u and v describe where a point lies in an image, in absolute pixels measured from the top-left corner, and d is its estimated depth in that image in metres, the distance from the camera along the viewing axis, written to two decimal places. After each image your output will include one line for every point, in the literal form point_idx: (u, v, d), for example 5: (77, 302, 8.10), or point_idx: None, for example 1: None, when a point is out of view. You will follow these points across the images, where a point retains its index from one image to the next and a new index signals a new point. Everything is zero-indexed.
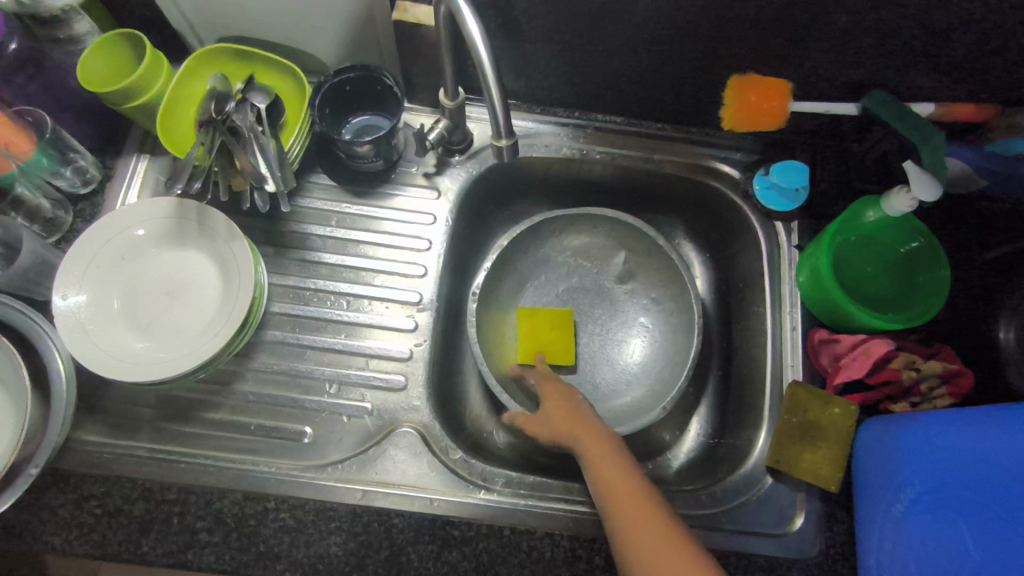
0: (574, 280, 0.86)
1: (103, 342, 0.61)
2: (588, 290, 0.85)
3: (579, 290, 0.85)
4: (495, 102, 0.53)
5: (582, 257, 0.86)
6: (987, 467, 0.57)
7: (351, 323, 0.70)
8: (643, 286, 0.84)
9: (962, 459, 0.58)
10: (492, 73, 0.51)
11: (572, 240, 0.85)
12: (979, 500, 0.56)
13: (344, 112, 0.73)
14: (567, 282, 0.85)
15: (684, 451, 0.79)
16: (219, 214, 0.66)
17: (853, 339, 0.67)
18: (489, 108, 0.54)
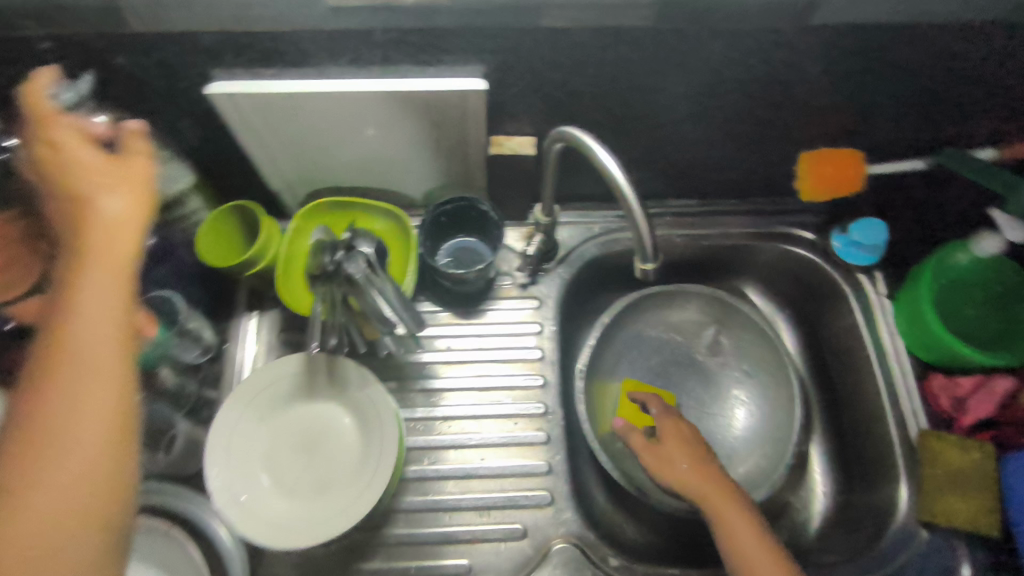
0: (666, 352, 0.88)
1: (261, 514, 0.61)
2: (680, 362, 0.87)
3: (672, 361, 0.87)
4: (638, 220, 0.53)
5: (670, 331, 0.88)
6: None
7: (485, 444, 0.70)
8: (734, 356, 0.87)
9: None
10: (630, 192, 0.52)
11: (659, 317, 0.88)
12: None
13: (439, 240, 0.76)
14: (659, 355, 0.87)
15: (818, 511, 0.79)
16: (348, 361, 0.67)
17: (974, 380, 0.70)
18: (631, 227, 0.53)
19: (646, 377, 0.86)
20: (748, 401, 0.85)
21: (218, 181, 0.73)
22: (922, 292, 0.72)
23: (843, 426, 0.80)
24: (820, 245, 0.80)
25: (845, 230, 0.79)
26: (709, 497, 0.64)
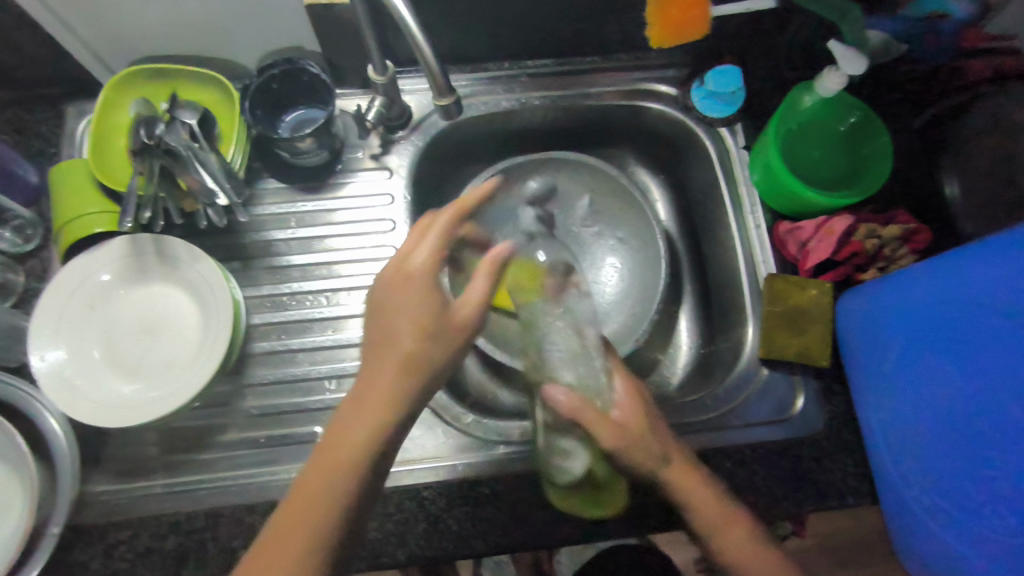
0: (542, 225, 0.87)
1: (94, 393, 0.60)
2: (556, 234, 0.86)
3: (547, 234, 0.87)
4: (432, 66, 0.57)
5: (544, 202, 0.87)
6: (977, 312, 0.54)
7: (336, 316, 0.70)
8: (609, 225, 0.86)
9: (953, 308, 0.57)
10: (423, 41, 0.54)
11: (533, 189, 0.86)
12: (968, 344, 0.55)
13: (276, 111, 0.72)
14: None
15: (681, 364, 0.82)
16: (176, 240, 0.65)
17: (816, 221, 0.70)
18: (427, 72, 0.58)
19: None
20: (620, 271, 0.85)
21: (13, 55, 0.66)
22: (771, 136, 0.71)
23: (707, 282, 0.82)
24: (680, 99, 0.78)
25: (702, 81, 0.76)
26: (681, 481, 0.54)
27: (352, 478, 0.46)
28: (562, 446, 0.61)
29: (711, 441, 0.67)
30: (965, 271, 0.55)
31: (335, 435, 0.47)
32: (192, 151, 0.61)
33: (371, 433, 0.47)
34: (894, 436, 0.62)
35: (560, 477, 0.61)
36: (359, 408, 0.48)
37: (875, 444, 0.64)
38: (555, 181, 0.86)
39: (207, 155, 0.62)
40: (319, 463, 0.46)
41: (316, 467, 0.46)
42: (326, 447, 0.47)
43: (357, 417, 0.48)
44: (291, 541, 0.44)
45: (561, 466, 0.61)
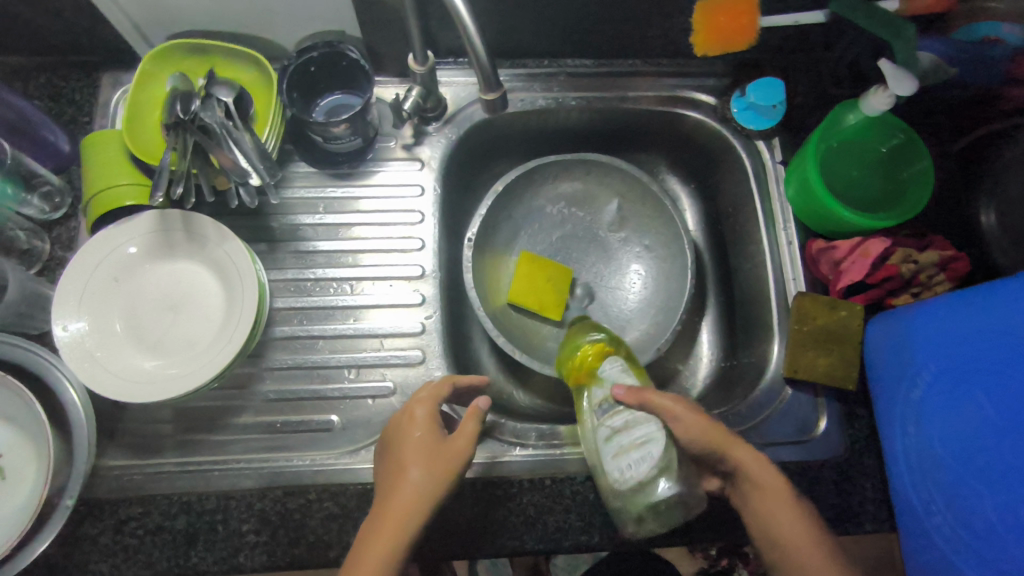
0: (568, 227, 0.86)
1: (114, 367, 0.59)
2: (581, 237, 0.86)
3: (571, 235, 0.86)
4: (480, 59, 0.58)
5: (572, 204, 0.86)
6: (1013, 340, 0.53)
7: (359, 306, 0.69)
8: (636, 229, 0.85)
9: (988, 336, 0.55)
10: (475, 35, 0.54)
11: (561, 189, 0.85)
12: (1000, 372, 0.54)
13: (312, 94, 0.71)
14: (561, 230, 0.86)
15: (701, 377, 0.81)
16: (205, 218, 0.64)
17: (851, 242, 0.69)
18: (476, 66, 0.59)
19: (545, 251, 0.85)
20: (643, 276, 0.84)
21: (53, 21, 0.66)
22: (807, 152, 0.70)
23: (732, 295, 0.81)
24: (718, 109, 0.77)
25: (743, 92, 0.75)
26: (747, 469, 0.53)
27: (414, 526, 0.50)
28: (630, 440, 0.54)
29: None
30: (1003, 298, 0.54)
31: (387, 513, 0.50)
32: (226, 129, 0.61)
33: (415, 498, 0.51)
34: (916, 463, 0.60)
35: (636, 474, 0.53)
36: (401, 480, 0.52)
37: (897, 470, 0.63)
38: (584, 182, 0.85)
39: (241, 134, 0.62)
40: (388, 526, 0.50)
41: (372, 536, 0.49)
42: (385, 511, 0.51)
43: (400, 484, 0.52)
44: (364, 570, 0.47)
45: (639, 460, 0.53)
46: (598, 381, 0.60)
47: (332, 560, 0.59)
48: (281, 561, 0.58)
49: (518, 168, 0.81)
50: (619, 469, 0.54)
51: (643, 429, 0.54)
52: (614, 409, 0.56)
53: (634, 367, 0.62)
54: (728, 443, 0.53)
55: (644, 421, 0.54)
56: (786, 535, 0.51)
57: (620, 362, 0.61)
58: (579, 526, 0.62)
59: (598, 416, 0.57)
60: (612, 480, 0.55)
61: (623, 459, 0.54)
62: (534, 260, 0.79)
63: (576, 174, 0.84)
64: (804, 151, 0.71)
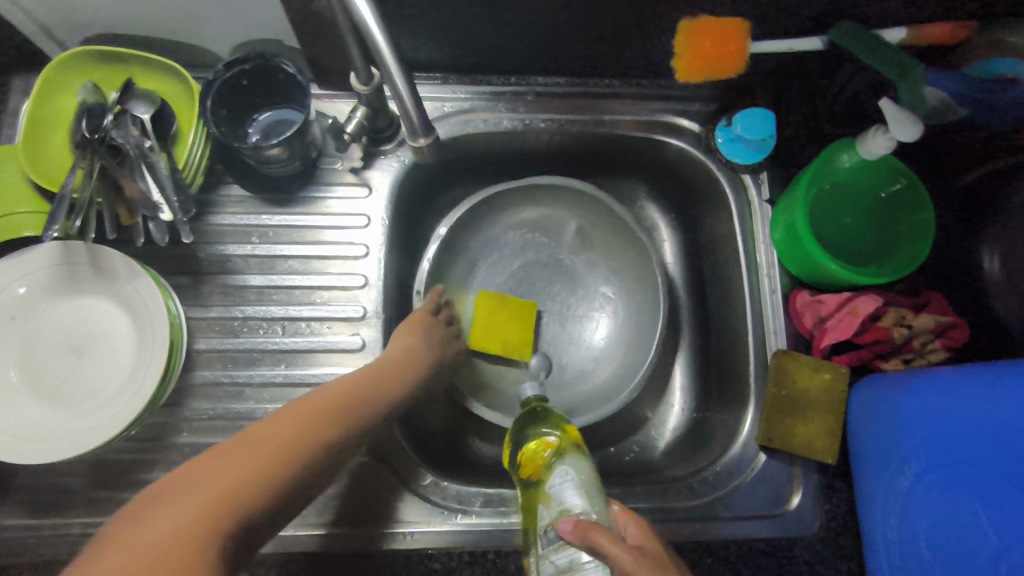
0: (530, 253, 0.79)
1: (3, 421, 0.53)
2: (544, 264, 0.79)
3: (534, 262, 0.79)
4: (405, 96, 0.49)
5: (535, 229, 0.79)
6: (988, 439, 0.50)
7: (292, 350, 0.63)
8: (602, 254, 0.78)
9: (966, 434, 0.51)
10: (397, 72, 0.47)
11: (523, 213, 0.79)
12: (981, 475, 0.50)
13: (246, 110, 0.63)
14: (523, 257, 0.79)
15: (670, 428, 0.74)
16: (114, 251, 0.57)
17: (839, 297, 0.62)
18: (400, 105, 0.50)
19: (506, 283, 0.78)
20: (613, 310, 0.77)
21: None
22: (797, 195, 0.63)
23: (710, 341, 0.74)
24: (703, 139, 0.70)
25: (730, 122, 0.68)
26: None
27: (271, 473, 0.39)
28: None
29: (693, 533, 0.60)
30: (980, 394, 0.51)
31: (231, 444, 0.41)
32: (140, 152, 0.55)
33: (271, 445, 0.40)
34: (898, 560, 0.55)
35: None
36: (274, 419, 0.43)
37: (875, 560, 0.57)
38: (548, 205, 0.78)
39: (156, 158, 0.55)
40: (225, 457, 0.39)
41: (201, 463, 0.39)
42: (232, 444, 0.40)
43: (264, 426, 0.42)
44: (164, 515, 0.34)
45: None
46: (547, 499, 0.52)
47: None
48: None
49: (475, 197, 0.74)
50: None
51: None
52: (558, 544, 0.48)
53: (590, 474, 0.52)
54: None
55: (593, 563, 0.45)
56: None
57: (572, 473, 0.51)
58: None
59: (543, 546, 0.50)
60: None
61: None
62: (491, 301, 0.73)
63: (538, 198, 0.77)
64: (794, 193, 0.64)
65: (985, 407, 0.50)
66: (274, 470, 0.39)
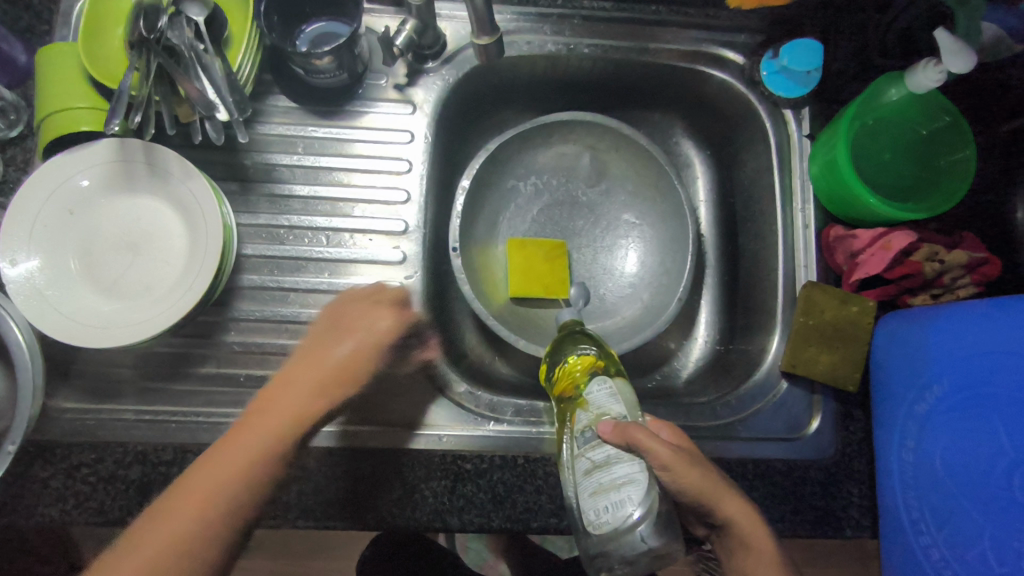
0: (546, 197, 0.80)
1: (66, 308, 0.55)
2: (565, 203, 0.80)
3: (554, 205, 0.80)
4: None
5: (551, 174, 0.80)
6: (1004, 360, 0.51)
7: (334, 259, 0.65)
8: (618, 183, 0.80)
9: (986, 358, 0.52)
10: None
11: (537, 161, 0.79)
12: (1000, 395, 0.51)
13: (295, 19, 0.64)
14: (540, 203, 0.80)
15: (693, 359, 0.76)
16: (168, 151, 0.59)
17: (872, 233, 0.63)
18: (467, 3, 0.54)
19: (531, 232, 0.79)
20: (639, 235, 0.79)
21: None
22: (839, 131, 0.63)
23: (738, 276, 0.76)
24: (747, 71, 0.69)
25: (776, 54, 0.67)
26: (742, 524, 0.50)
27: (246, 487, 0.48)
28: (610, 478, 0.50)
29: (713, 451, 0.62)
30: (997, 322, 0.52)
31: (209, 464, 0.49)
32: (195, 52, 0.55)
33: (237, 474, 0.48)
34: (911, 480, 0.57)
35: (612, 519, 0.49)
36: (242, 436, 0.50)
37: (887, 484, 0.59)
38: (564, 142, 0.78)
39: (211, 59, 0.56)
40: (211, 471, 0.48)
41: (184, 484, 0.48)
42: (208, 462, 0.49)
43: (239, 441, 0.50)
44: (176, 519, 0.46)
45: (617, 503, 0.49)
46: (583, 403, 0.56)
47: (291, 523, 0.56)
48: None
49: (510, 130, 0.75)
50: (594, 510, 0.50)
51: (626, 470, 0.50)
52: (596, 442, 0.52)
53: (625, 387, 0.56)
54: (719, 495, 0.50)
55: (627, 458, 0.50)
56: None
57: (609, 384, 0.56)
58: (549, 509, 0.59)
59: (578, 446, 0.53)
60: (586, 520, 0.51)
61: (601, 499, 0.50)
62: (524, 248, 0.75)
63: (552, 139, 0.78)
64: (835, 129, 0.64)
65: (1001, 334, 0.51)
66: (257, 476, 0.49)
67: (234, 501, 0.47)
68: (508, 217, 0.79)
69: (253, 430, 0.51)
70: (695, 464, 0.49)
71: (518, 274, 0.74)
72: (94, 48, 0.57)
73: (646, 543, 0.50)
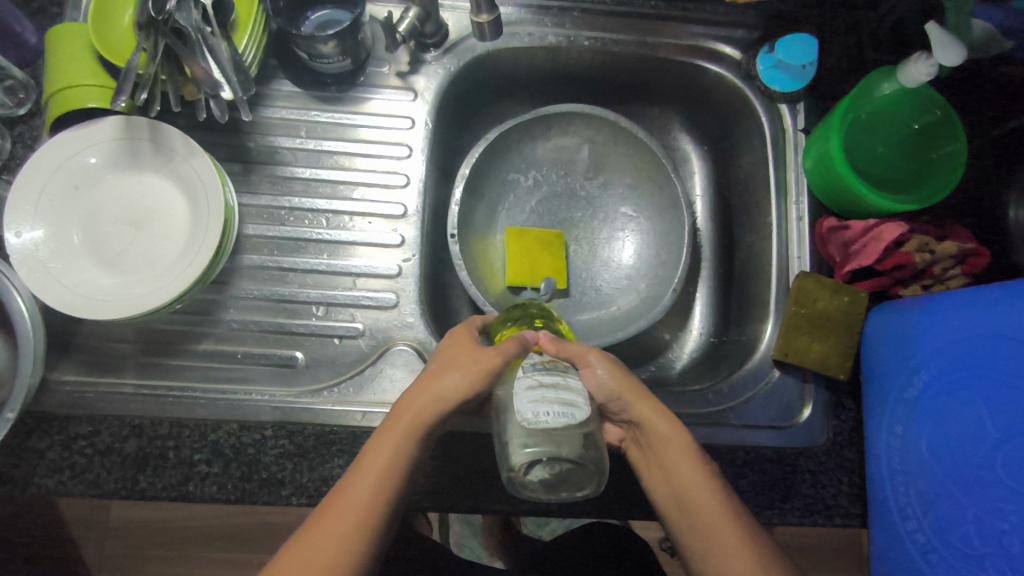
0: (545, 190, 0.81)
1: (68, 280, 0.56)
2: (563, 196, 0.81)
3: (552, 196, 0.81)
4: None
5: (550, 167, 0.81)
6: (990, 344, 0.52)
7: (334, 241, 0.66)
8: (616, 176, 0.81)
9: (972, 342, 0.53)
10: None
11: (536, 153, 0.80)
12: (983, 377, 0.51)
13: (301, 6, 0.66)
14: (539, 195, 0.81)
15: (687, 349, 0.77)
16: (173, 130, 0.60)
17: (865, 224, 0.64)
18: None
19: (529, 222, 0.80)
20: (636, 228, 0.80)
21: None
22: (833, 124, 0.64)
23: (732, 269, 0.76)
24: (743, 65, 0.71)
25: (772, 48, 0.69)
26: (654, 426, 0.54)
27: (376, 518, 0.48)
28: (557, 394, 0.45)
29: (704, 436, 0.63)
30: (981, 308, 0.53)
31: (343, 495, 0.49)
32: (201, 34, 0.56)
33: (378, 481, 0.49)
34: (898, 465, 0.57)
35: (550, 423, 0.44)
36: (371, 459, 0.50)
37: (876, 469, 0.59)
38: (562, 135, 0.79)
39: (217, 42, 0.57)
40: (341, 502, 0.48)
41: (329, 508, 0.49)
42: (328, 509, 0.48)
43: (366, 465, 0.50)
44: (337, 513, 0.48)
45: (560, 412, 0.44)
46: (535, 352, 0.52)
47: (284, 499, 0.57)
48: (230, 494, 0.56)
49: (511, 119, 0.76)
50: (532, 410, 0.45)
51: (574, 386, 0.47)
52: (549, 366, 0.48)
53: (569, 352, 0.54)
54: (630, 398, 0.54)
55: (580, 386, 0.47)
56: (684, 484, 0.52)
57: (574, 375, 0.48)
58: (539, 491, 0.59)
59: (524, 369, 0.48)
60: (519, 420, 0.45)
61: (541, 405, 0.45)
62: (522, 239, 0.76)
63: (552, 131, 0.79)
64: (829, 122, 0.65)
65: (983, 318, 0.52)
66: (385, 493, 0.49)
67: (380, 510, 0.49)
68: (506, 209, 0.80)
69: (384, 446, 0.50)
70: (618, 365, 0.55)
71: (514, 263, 0.75)
72: (103, 27, 0.58)
73: (568, 454, 0.46)
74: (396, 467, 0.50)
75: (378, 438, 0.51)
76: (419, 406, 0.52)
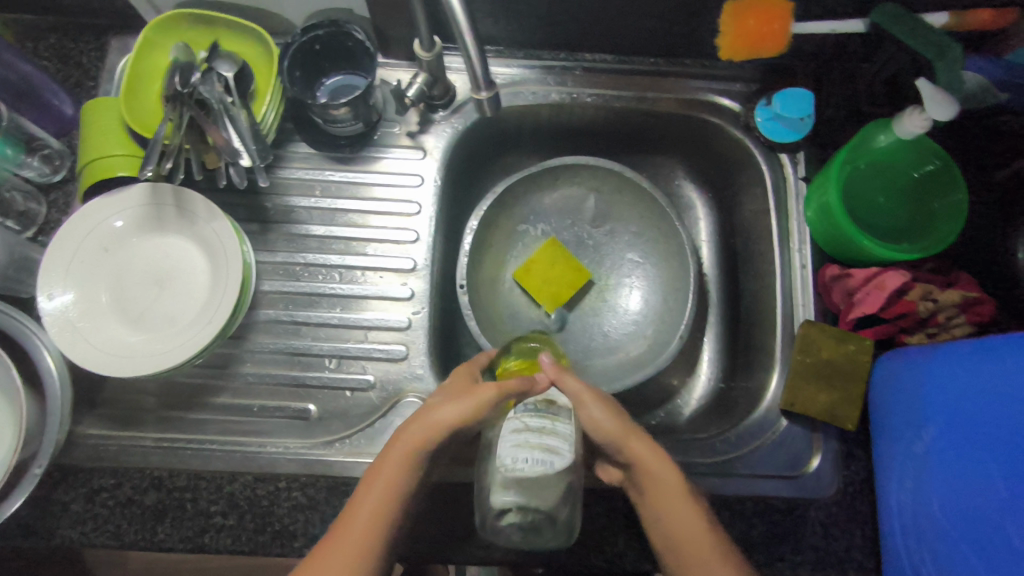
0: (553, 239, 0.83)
1: (95, 338, 0.59)
2: (570, 243, 0.83)
3: None
4: (471, 51, 0.56)
5: (557, 217, 0.83)
6: (990, 402, 0.52)
7: (347, 295, 0.69)
8: (621, 224, 0.82)
9: (974, 399, 0.53)
10: (467, 33, 0.54)
11: (543, 204, 0.83)
12: (984, 435, 0.51)
13: (316, 74, 0.70)
14: None
15: (696, 396, 0.77)
16: (196, 195, 0.64)
17: (867, 272, 0.64)
18: (466, 57, 0.57)
19: None
20: (642, 275, 0.81)
21: None
22: (831, 176, 0.65)
23: (738, 315, 0.77)
24: (742, 117, 0.73)
25: (770, 101, 0.70)
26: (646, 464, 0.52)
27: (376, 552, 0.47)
28: (539, 440, 0.47)
29: (712, 487, 0.63)
30: (982, 364, 0.53)
31: (345, 524, 0.48)
32: (223, 105, 0.59)
33: (379, 511, 0.49)
34: (910, 520, 0.57)
35: (528, 471, 0.46)
36: (358, 509, 0.49)
37: (889, 525, 0.59)
38: (568, 186, 0.82)
39: (237, 111, 0.60)
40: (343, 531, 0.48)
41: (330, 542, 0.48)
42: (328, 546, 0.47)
43: (355, 515, 0.48)
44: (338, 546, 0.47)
45: (538, 460, 0.46)
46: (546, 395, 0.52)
47: (296, 551, 0.58)
48: (244, 546, 0.58)
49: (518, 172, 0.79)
50: (511, 456, 0.46)
51: (558, 431, 0.48)
52: (537, 407, 0.49)
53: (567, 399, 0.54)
54: (626, 436, 0.53)
55: (564, 431, 0.48)
56: (676, 523, 0.51)
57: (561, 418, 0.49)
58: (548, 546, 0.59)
59: (515, 409, 0.49)
60: (499, 466, 0.47)
61: (520, 451, 0.46)
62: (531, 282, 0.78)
63: (559, 182, 0.81)
64: (827, 173, 0.66)
65: (981, 375, 0.53)
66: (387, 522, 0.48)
67: None
68: (515, 257, 0.82)
69: (362, 516, 0.48)
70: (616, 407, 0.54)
71: None
72: (134, 102, 0.63)
73: (544, 504, 0.49)
74: (399, 497, 0.49)
75: (353, 507, 0.49)
76: (408, 443, 0.51)
